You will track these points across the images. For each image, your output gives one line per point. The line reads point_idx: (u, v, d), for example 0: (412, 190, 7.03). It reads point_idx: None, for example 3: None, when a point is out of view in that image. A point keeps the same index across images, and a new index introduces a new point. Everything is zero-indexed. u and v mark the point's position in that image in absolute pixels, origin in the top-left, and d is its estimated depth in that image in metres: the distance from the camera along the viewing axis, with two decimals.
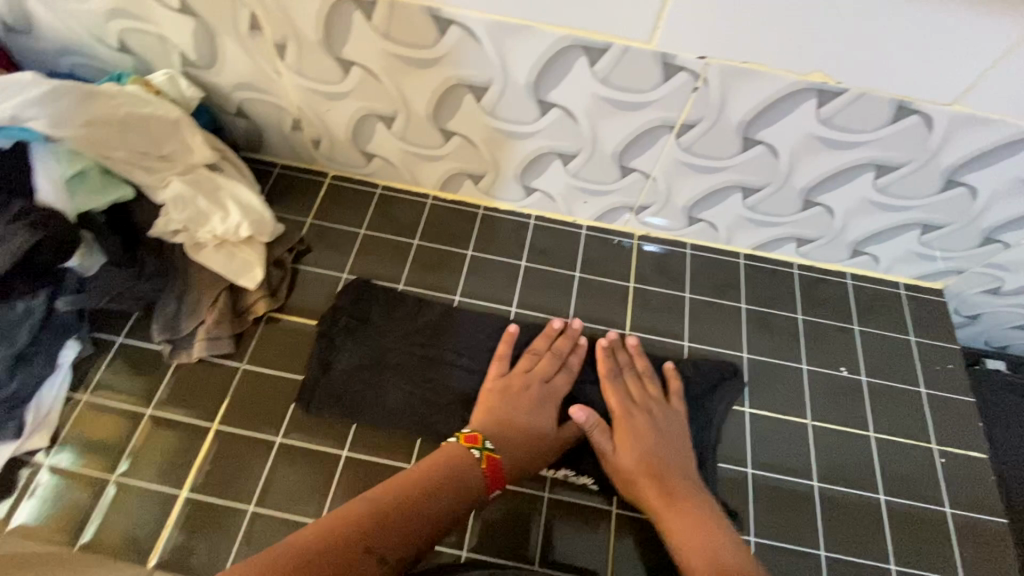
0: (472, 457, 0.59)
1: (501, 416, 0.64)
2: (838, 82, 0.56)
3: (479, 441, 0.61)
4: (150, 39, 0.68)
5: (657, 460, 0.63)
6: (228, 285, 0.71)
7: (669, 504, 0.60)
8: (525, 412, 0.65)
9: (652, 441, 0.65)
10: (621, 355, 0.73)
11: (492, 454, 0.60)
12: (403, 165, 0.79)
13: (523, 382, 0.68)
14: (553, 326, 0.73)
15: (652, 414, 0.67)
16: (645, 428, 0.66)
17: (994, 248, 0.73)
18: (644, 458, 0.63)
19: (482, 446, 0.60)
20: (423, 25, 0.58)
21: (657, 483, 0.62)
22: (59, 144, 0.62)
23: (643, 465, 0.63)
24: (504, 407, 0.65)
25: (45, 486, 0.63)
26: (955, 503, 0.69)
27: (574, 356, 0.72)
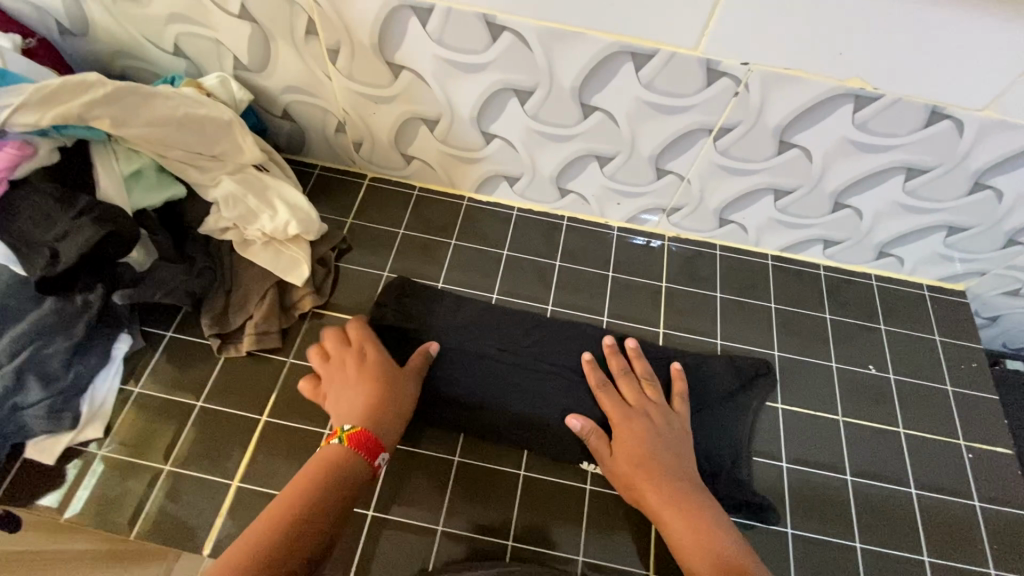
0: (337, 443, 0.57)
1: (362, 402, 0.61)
2: (875, 88, 0.58)
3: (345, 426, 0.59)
4: (205, 43, 0.70)
5: (654, 465, 0.62)
6: (276, 282, 0.73)
7: (675, 509, 0.59)
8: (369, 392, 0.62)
9: (647, 444, 0.63)
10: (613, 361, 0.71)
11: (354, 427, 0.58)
12: (441, 167, 0.82)
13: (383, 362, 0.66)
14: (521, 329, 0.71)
15: (649, 417, 0.66)
16: (640, 431, 0.64)
17: (1016, 250, 0.76)
18: (639, 463, 0.62)
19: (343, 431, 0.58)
20: (476, 31, 0.61)
21: (656, 486, 0.60)
22: (118, 143, 0.65)
23: (638, 468, 0.62)
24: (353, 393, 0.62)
25: (97, 475, 0.64)
26: (983, 498, 0.71)
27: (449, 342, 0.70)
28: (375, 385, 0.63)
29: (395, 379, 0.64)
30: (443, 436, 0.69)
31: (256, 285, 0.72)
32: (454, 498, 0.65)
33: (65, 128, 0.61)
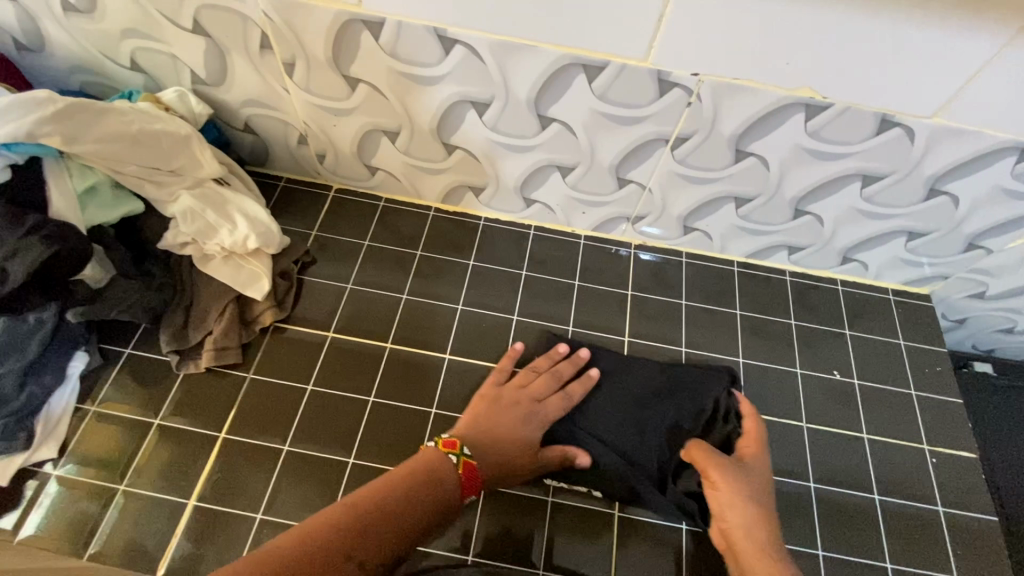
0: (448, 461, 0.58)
1: (487, 434, 0.63)
2: (824, 97, 0.59)
3: (457, 446, 0.60)
4: (162, 57, 0.70)
5: (760, 507, 0.60)
6: (236, 296, 0.73)
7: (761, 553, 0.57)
8: (510, 432, 0.63)
9: (757, 481, 0.63)
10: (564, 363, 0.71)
11: (470, 460, 0.59)
12: (406, 178, 0.82)
13: (509, 398, 0.66)
14: (559, 351, 0.73)
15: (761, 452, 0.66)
16: (753, 463, 0.64)
17: (977, 254, 0.76)
18: (746, 495, 0.61)
19: (460, 452, 0.59)
20: (429, 43, 0.61)
21: (761, 526, 0.59)
22: (71, 159, 0.65)
23: (735, 496, 0.61)
24: (488, 421, 0.64)
25: (52, 496, 0.63)
26: (946, 502, 0.71)
27: (563, 373, 0.70)
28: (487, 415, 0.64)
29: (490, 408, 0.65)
30: (403, 450, 0.68)
31: (215, 300, 0.72)
32: None
33: (16, 145, 0.60)
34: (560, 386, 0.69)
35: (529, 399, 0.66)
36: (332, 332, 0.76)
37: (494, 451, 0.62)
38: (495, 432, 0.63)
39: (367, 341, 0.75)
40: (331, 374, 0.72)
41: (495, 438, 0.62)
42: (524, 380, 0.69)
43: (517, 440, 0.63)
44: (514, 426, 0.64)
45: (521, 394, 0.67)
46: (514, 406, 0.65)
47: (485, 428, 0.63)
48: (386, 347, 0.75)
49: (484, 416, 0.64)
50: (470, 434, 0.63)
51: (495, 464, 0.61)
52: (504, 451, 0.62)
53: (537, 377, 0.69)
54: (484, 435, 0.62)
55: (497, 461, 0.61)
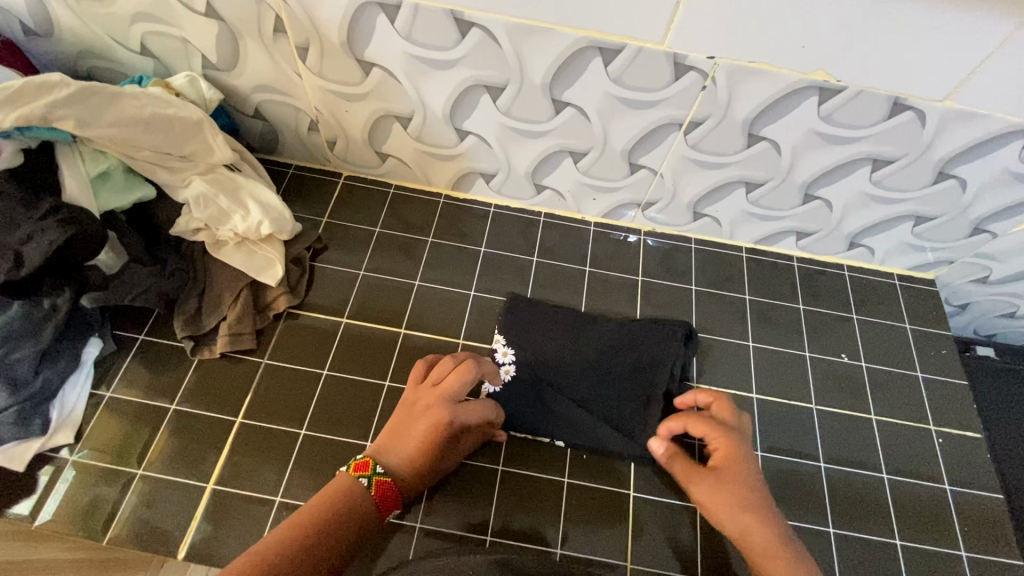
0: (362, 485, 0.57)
1: (397, 449, 0.60)
2: (838, 80, 0.59)
3: (369, 467, 0.58)
4: (173, 42, 0.69)
5: (756, 505, 0.57)
6: (250, 282, 0.73)
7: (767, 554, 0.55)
8: (427, 445, 0.61)
9: (746, 477, 0.59)
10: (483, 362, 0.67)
11: (385, 479, 0.58)
12: (416, 165, 0.82)
13: (420, 405, 0.62)
14: None
15: (739, 438, 0.62)
16: (732, 459, 0.60)
17: (982, 238, 0.77)
18: (738, 501, 0.57)
19: (372, 473, 0.58)
20: (444, 26, 0.61)
21: (760, 526, 0.56)
22: (84, 144, 0.64)
23: (728, 505, 0.57)
24: (402, 436, 0.61)
25: (69, 481, 0.63)
26: (953, 481, 0.72)
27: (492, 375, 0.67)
28: (399, 430, 0.61)
29: (402, 420, 0.62)
30: None
31: (230, 286, 0.72)
32: (432, 493, 0.67)
33: (28, 128, 0.59)
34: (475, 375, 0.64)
35: (446, 401, 0.62)
36: (346, 318, 0.76)
37: (414, 464, 0.60)
38: (411, 446, 0.60)
39: (381, 327, 0.76)
40: (346, 360, 0.73)
41: (413, 452, 0.60)
42: (440, 377, 0.64)
43: (438, 448, 0.62)
44: (431, 438, 0.61)
45: (431, 399, 0.62)
46: (429, 415, 0.61)
47: (403, 440, 0.61)
48: (400, 333, 0.75)
49: (399, 429, 0.61)
50: (388, 451, 0.60)
51: (414, 477, 0.61)
52: (426, 462, 0.61)
53: (452, 371, 0.64)
54: (400, 451, 0.60)
55: (420, 471, 0.61)
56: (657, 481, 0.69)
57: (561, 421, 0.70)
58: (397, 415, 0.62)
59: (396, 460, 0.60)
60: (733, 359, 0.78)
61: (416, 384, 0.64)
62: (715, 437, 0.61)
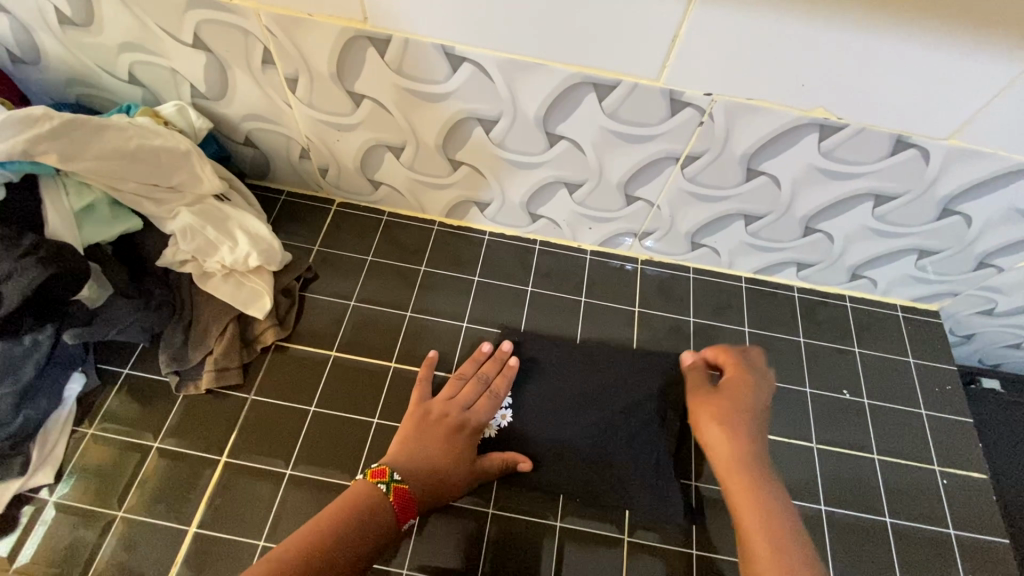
0: (379, 491, 0.58)
1: (413, 456, 0.62)
2: (839, 118, 0.58)
3: (387, 474, 0.59)
4: (160, 71, 0.68)
5: (751, 437, 0.63)
6: (237, 314, 0.71)
7: (746, 478, 0.60)
8: (443, 451, 0.63)
9: (746, 410, 0.66)
10: (489, 368, 0.71)
11: (402, 486, 0.59)
12: (409, 192, 0.80)
13: (438, 412, 0.66)
14: (482, 350, 0.73)
15: (751, 383, 0.69)
16: (739, 390, 0.68)
17: (988, 272, 0.75)
18: (721, 416, 0.65)
19: (389, 480, 0.58)
20: (434, 60, 0.60)
21: (736, 444, 0.63)
22: (69, 177, 0.63)
23: (721, 430, 0.64)
24: (417, 444, 0.63)
25: (48, 523, 0.62)
26: (958, 525, 0.70)
27: (501, 381, 0.71)
28: (414, 436, 0.64)
29: (417, 427, 0.64)
30: None
31: (216, 319, 0.70)
32: (420, 535, 0.64)
33: (10, 163, 0.58)
34: (487, 389, 0.70)
35: (459, 410, 0.66)
36: (336, 351, 0.74)
37: (431, 470, 0.62)
38: (431, 450, 0.62)
39: (371, 360, 0.74)
40: (335, 395, 0.71)
41: (429, 458, 0.62)
42: (450, 390, 0.69)
43: (453, 457, 0.63)
44: (449, 443, 0.64)
45: (442, 409, 0.66)
46: (443, 422, 0.65)
47: (419, 447, 0.63)
48: (390, 366, 0.74)
49: (416, 435, 0.63)
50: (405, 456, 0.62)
51: (430, 485, 0.61)
52: (441, 470, 0.62)
53: (463, 385, 0.70)
54: (415, 455, 0.62)
55: (438, 480, 0.61)
56: (653, 525, 0.66)
57: (553, 461, 0.68)
58: (410, 424, 0.65)
59: (411, 464, 0.61)
60: None
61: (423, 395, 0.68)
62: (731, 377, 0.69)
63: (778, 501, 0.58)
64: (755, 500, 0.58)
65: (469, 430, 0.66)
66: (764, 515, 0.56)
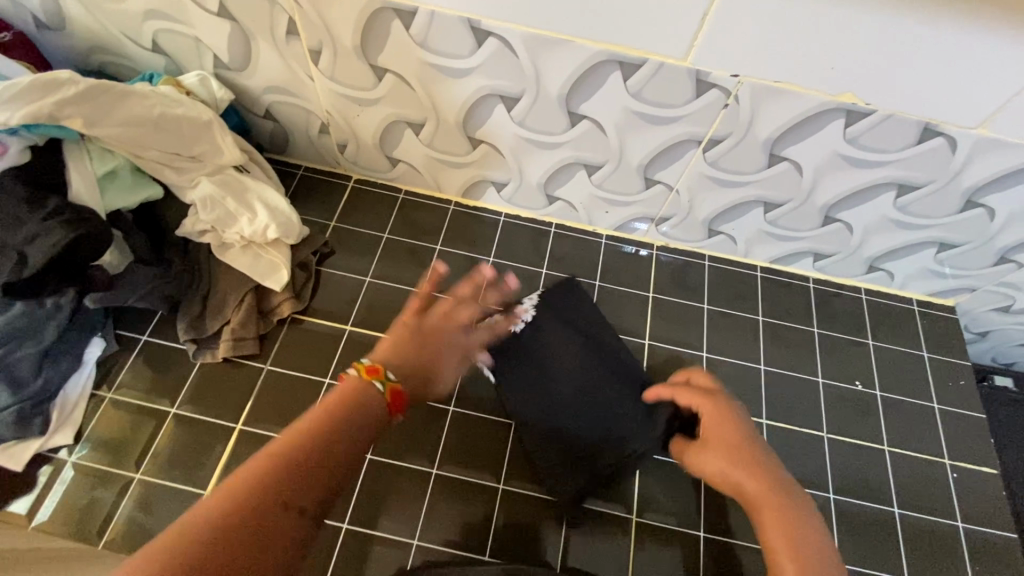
0: (373, 390, 0.52)
1: (398, 363, 0.57)
2: (867, 103, 0.57)
3: (380, 373, 0.54)
4: (184, 40, 0.68)
5: (763, 461, 0.55)
6: (255, 286, 0.72)
7: (775, 510, 0.51)
8: (425, 368, 0.60)
9: (742, 434, 0.57)
10: (465, 293, 0.66)
11: (396, 387, 0.54)
12: (427, 171, 0.80)
13: (432, 333, 0.61)
14: (477, 279, 0.70)
15: (730, 405, 0.60)
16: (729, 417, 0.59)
17: (1007, 267, 0.75)
18: (729, 444, 0.57)
19: (383, 379, 0.53)
20: (460, 34, 0.59)
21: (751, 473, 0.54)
22: (92, 142, 0.64)
23: (735, 459, 0.55)
24: (405, 354, 0.58)
25: (67, 482, 0.63)
26: (967, 518, 0.70)
27: (474, 303, 0.66)
28: (401, 348, 0.58)
29: (406, 343, 0.59)
30: (424, 443, 0.69)
31: (234, 290, 0.71)
32: (430, 509, 0.65)
33: (36, 126, 0.59)
34: (471, 312, 0.65)
35: (449, 332, 0.63)
36: (351, 326, 0.75)
37: (409, 375, 0.58)
38: (412, 360, 0.58)
39: (385, 336, 0.74)
40: (349, 369, 0.72)
41: (411, 372, 0.58)
42: (445, 312, 0.63)
43: (433, 370, 0.61)
44: (431, 362, 0.60)
45: (436, 331, 0.62)
46: (431, 342, 0.61)
47: (403, 354, 0.58)
48: None
49: (401, 344, 0.59)
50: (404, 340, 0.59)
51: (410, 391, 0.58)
52: (419, 379, 0.59)
53: (458, 306, 0.65)
54: (399, 365, 0.57)
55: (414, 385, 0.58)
56: (662, 507, 0.67)
57: None
58: (401, 334, 0.59)
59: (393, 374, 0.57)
60: (743, 381, 0.77)
61: (444, 311, 0.63)
62: (703, 406, 0.60)
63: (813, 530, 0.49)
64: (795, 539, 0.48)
65: (450, 346, 0.63)
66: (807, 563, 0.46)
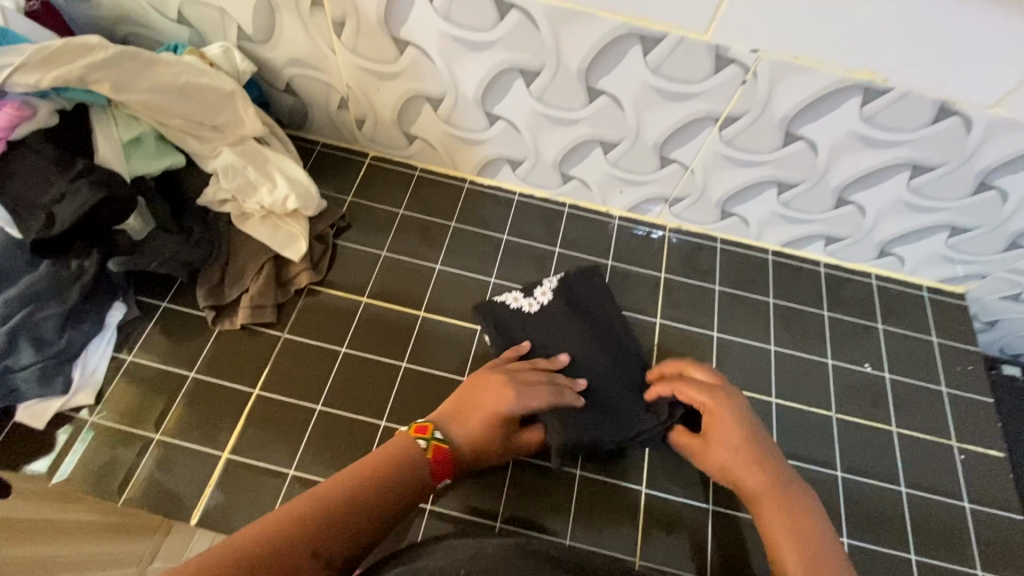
0: (418, 448, 0.55)
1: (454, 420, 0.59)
2: (883, 80, 0.58)
3: (429, 431, 0.57)
4: (210, 11, 0.69)
5: (768, 461, 0.58)
6: (273, 255, 0.73)
7: (782, 511, 0.55)
8: (493, 418, 0.59)
9: (745, 432, 0.60)
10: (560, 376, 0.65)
11: (440, 445, 0.56)
12: (443, 148, 0.81)
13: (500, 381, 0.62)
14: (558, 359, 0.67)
15: (734, 397, 0.63)
16: (734, 414, 0.61)
17: (1018, 253, 0.75)
18: (733, 445, 0.60)
19: (429, 437, 0.56)
20: (483, 7, 0.60)
21: (757, 473, 0.58)
22: (118, 109, 0.65)
23: (741, 461, 0.59)
24: (465, 407, 0.60)
25: (88, 441, 0.64)
26: (974, 499, 0.71)
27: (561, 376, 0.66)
28: (461, 399, 0.61)
29: (477, 394, 0.61)
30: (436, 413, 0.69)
31: (253, 259, 0.72)
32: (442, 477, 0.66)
33: (65, 90, 0.60)
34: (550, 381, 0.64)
35: (518, 385, 0.61)
36: (367, 298, 0.76)
37: (463, 435, 0.59)
38: (473, 413, 0.60)
39: (401, 308, 0.75)
40: (365, 340, 0.73)
41: (475, 424, 0.59)
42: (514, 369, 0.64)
43: (501, 425, 0.60)
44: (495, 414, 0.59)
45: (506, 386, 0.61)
46: (498, 388, 0.60)
47: (468, 410, 0.60)
48: (419, 316, 0.75)
49: (464, 397, 0.61)
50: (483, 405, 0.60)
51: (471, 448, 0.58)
52: (486, 435, 0.59)
53: (528, 369, 0.65)
54: (463, 419, 0.59)
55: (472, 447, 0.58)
56: (671, 480, 0.68)
57: None
58: (459, 389, 0.63)
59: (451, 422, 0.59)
60: (753, 361, 0.77)
61: (523, 373, 0.63)
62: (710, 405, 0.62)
63: (816, 523, 0.54)
64: (802, 538, 0.53)
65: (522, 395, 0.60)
66: (808, 560, 0.51)
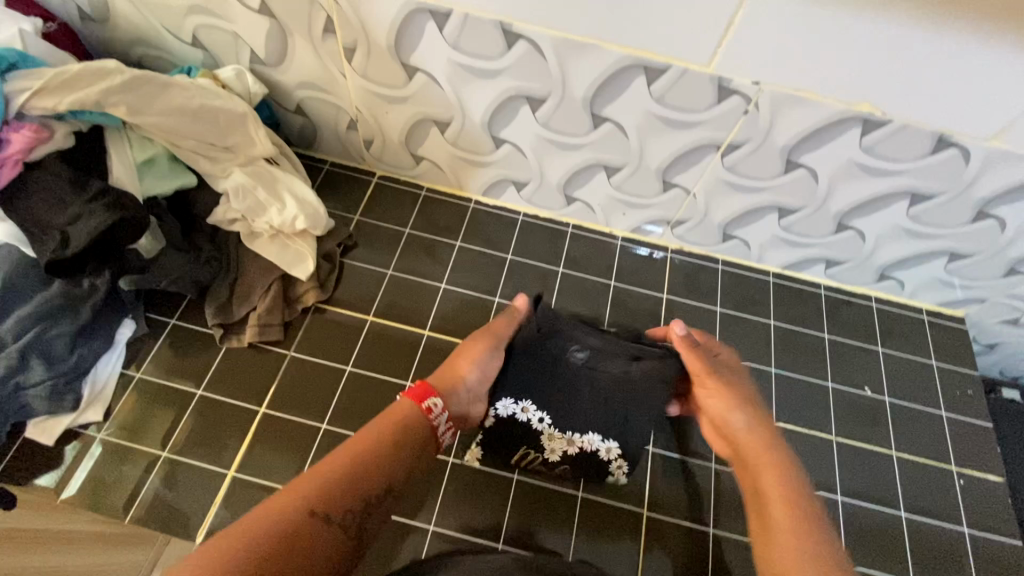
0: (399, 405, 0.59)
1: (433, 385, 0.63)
2: (883, 113, 0.59)
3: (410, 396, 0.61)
4: (224, 35, 0.71)
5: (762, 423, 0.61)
6: (281, 274, 0.74)
7: (770, 465, 0.56)
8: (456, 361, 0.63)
9: (748, 394, 0.64)
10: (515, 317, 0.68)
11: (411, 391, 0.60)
12: (450, 169, 0.82)
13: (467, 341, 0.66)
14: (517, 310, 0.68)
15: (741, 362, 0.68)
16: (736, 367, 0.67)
17: (1017, 280, 0.76)
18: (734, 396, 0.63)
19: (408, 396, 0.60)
20: (492, 36, 0.62)
21: (749, 427, 0.61)
22: (132, 131, 0.66)
23: (738, 411, 0.62)
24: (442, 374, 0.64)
25: (95, 457, 0.65)
26: (973, 524, 0.71)
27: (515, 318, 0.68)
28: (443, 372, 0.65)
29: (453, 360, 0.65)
30: None
31: (261, 277, 0.73)
32: (446, 497, 0.67)
33: (83, 113, 0.62)
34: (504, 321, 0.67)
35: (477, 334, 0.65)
36: (372, 317, 0.77)
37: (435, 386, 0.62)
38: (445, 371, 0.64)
39: (406, 327, 0.76)
40: (370, 359, 0.73)
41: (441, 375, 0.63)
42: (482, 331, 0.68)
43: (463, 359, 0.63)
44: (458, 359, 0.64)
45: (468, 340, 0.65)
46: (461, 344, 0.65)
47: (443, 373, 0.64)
48: (424, 335, 0.76)
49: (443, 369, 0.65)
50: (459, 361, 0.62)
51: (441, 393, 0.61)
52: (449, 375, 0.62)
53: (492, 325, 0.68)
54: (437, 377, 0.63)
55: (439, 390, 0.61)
56: (672, 503, 0.68)
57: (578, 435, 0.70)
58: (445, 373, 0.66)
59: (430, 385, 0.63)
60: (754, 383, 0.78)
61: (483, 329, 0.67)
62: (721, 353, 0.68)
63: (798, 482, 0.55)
64: (782, 486, 0.54)
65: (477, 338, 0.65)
66: (783, 501, 0.53)
